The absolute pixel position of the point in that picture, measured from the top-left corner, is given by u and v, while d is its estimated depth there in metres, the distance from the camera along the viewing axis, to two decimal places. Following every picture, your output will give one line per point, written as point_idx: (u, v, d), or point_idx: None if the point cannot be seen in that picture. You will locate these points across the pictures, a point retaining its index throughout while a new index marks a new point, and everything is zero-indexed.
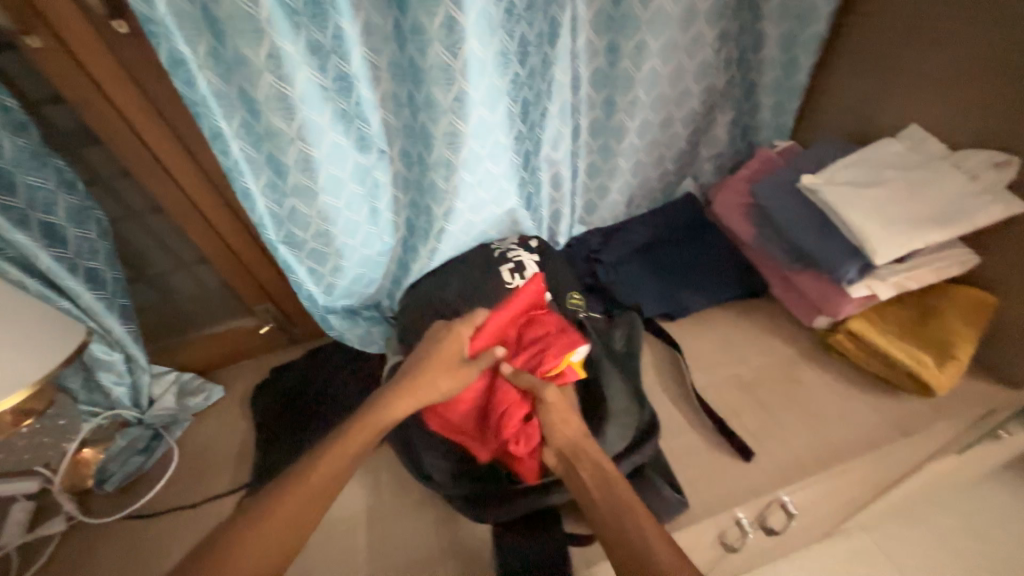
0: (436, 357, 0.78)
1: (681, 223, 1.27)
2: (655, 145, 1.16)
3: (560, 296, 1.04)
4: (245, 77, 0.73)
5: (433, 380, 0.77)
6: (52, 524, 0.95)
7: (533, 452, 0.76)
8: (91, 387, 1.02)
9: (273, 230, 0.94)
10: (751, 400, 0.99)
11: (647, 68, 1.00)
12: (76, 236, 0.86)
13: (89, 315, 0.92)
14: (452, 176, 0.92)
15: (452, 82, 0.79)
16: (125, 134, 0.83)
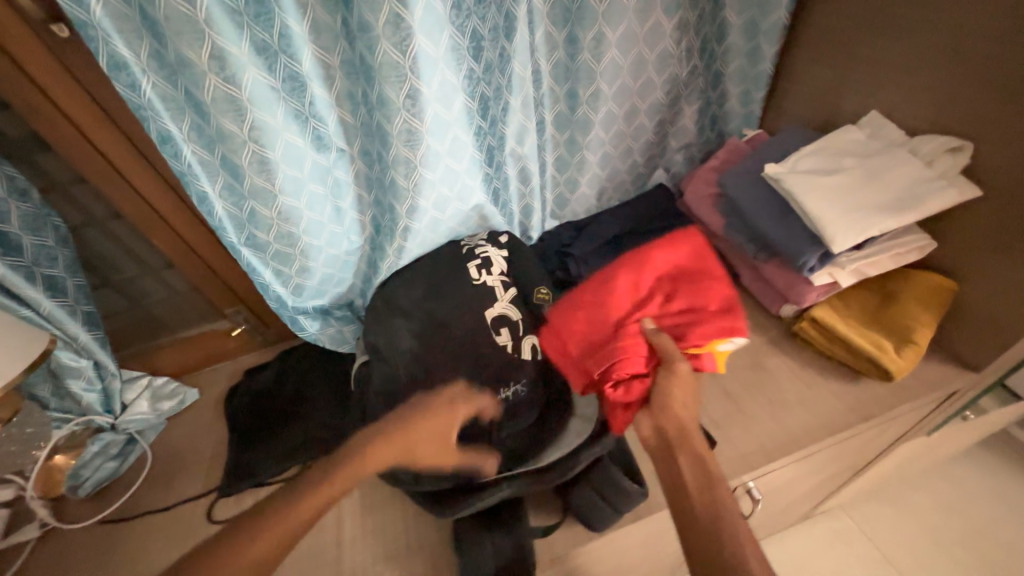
0: (426, 400, 0.73)
1: (653, 214, 1.27)
2: (622, 137, 1.16)
3: (528, 289, 1.01)
4: (190, 79, 0.72)
5: (409, 438, 0.69)
6: (26, 532, 0.95)
7: (629, 407, 0.75)
8: (62, 394, 1.01)
9: (235, 233, 0.93)
10: (718, 390, 1.00)
11: (607, 60, 0.99)
12: (33, 244, 0.85)
13: (52, 323, 0.91)
14: (412, 173, 0.92)
15: (402, 79, 0.78)
16: (76, 140, 0.82)
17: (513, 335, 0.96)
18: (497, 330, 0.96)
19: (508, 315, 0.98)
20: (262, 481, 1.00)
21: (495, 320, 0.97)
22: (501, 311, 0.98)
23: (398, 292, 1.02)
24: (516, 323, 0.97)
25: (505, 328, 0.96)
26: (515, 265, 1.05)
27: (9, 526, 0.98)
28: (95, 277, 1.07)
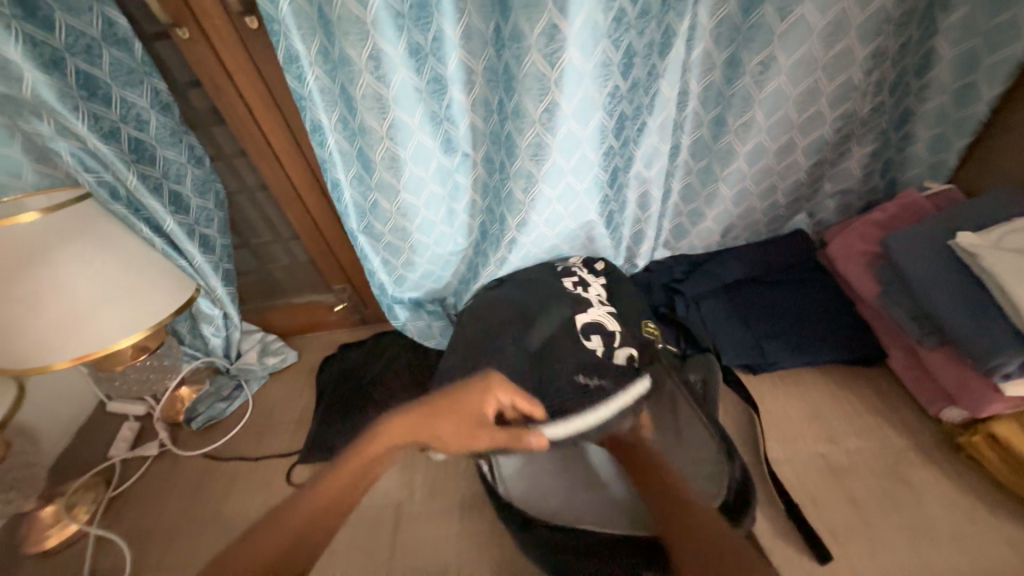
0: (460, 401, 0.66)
1: (784, 264, 1.12)
2: (768, 174, 1.01)
3: (634, 323, 0.93)
4: (346, 76, 0.76)
5: (433, 422, 0.63)
6: (148, 448, 1.10)
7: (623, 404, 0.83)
8: (196, 334, 1.16)
9: (356, 221, 0.98)
10: (839, 491, 0.84)
11: (771, 88, 0.87)
12: (197, 205, 0.97)
13: (199, 274, 1.03)
14: (531, 188, 0.88)
15: (544, 92, 0.75)
16: (245, 118, 0.91)
17: (607, 344, 0.88)
18: (584, 342, 0.88)
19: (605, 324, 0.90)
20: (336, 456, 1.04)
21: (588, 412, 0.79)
22: (596, 318, 0.91)
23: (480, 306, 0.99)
24: (611, 332, 0.89)
25: (597, 336, 0.89)
26: (614, 293, 0.99)
27: (138, 437, 1.15)
28: (237, 238, 1.20)
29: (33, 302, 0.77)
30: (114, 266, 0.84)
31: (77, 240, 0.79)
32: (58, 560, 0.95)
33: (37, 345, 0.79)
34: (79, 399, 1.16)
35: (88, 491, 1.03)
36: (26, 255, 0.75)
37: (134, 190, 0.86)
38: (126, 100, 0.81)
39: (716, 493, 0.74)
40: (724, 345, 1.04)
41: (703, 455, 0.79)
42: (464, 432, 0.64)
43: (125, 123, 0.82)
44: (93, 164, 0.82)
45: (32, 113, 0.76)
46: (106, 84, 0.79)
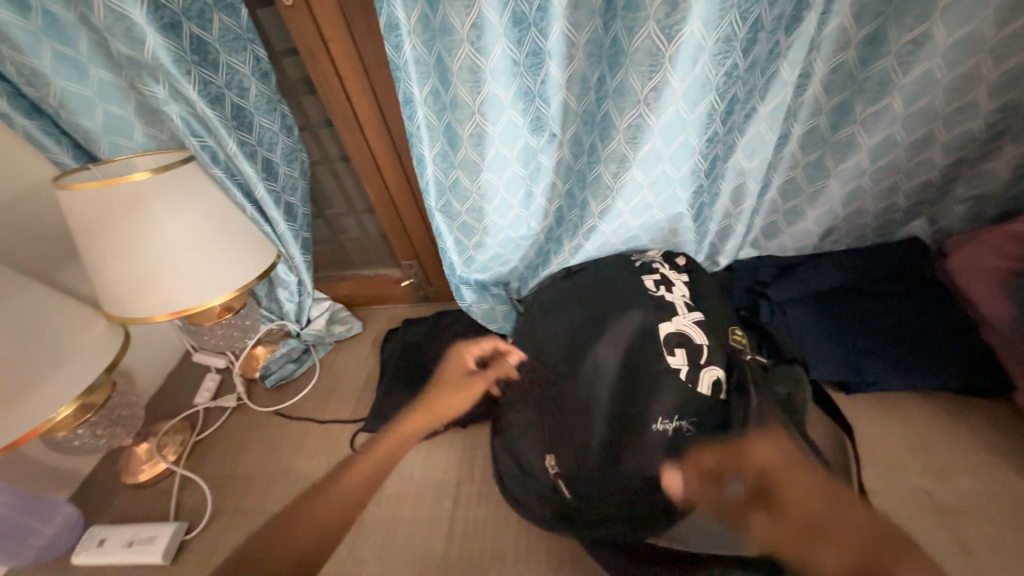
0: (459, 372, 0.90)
1: (895, 274, 0.99)
2: (891, 171, 0.90)
3: (723, 329, 0.88)
4: (447, 46, 0.74)
5: (437, 400, 0.85)
6: (227, 400, 1.17)
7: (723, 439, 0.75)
8: (272, 297, 1.22)
9: (435, 198, 0.95)
10: (947, 533, 0.75)
11: (918, 72, 0.76)
12: (284, 173, 1.00)
13: (281, 240, 1.07)
14: (622, 173, 0.84)
15: (657, 69, 0.69)
16: (336, 89, 0.91)
17: (692, 360, 0.81)
18: (668, 355, 0.82)
19: (690, 335, 0.84)
20: (397, 429, 1.03)
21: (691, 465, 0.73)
22: (681, 327, 0.85)
23: (553, 301, 0.95)
24: (698, 346, 0.83)
25: (682, 349, 0.82)
26: (696, 293, 0.92)
27: (217, 389, 1.23)
28: (315, 208, 1.23)
29: (137, 249, 0.82)
30: (207, 224, 0.88)
31: (179, 197, 0.84)
32: (149, 493, 1.04)
33: (137, 291, 0.84)
34: (168, 348, 1.26)
35: (176, 434, 1.12)
36: (133, 208, 0.80)
37: (233, 155, 0.89)
38: (231, 66, 0.84)
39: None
40: (815, 358, 0.94)
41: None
42: (462, 388, 0.87)
43: (229, 90, 0.85)
44: (198, 128, 0.86)
45: (150, 75, 0.78)
46: (215, 49, 0.81)
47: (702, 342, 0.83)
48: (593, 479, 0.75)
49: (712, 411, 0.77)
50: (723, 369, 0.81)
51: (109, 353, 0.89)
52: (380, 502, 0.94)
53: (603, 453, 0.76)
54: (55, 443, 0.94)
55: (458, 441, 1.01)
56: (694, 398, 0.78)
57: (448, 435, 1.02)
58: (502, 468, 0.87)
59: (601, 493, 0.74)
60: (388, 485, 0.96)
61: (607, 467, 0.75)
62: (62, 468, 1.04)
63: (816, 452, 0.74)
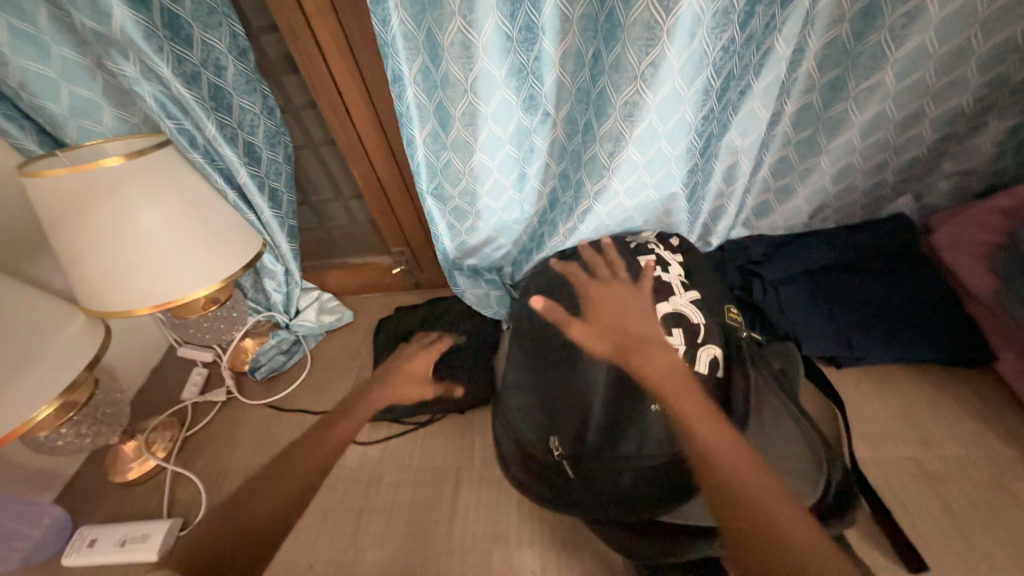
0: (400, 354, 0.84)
1: (887, 249, 1.00)
2: (881, 148, 0.91)
3: (718, 309, 0.89)
4: (436, 19, 0.71)
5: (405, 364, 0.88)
6: (216, 395, 1.15)
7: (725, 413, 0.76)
8: (258, 288, 1.18)
9: (426, 181, 0.93)
10: (933, 498, 0.78)
11: (911, 46, 0.76)
12: (268, 157, 0.96)
13: (266, 229, 1.03)
14: (618, 152, 0.82)
15: (654, 43, 0.68)
16: (319, 68, 0.87)
17: (689, 340, 0.81)
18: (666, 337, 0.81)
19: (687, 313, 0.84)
20: (394, 419, 1.02)
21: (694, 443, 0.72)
22: (677, 308, 0.84)
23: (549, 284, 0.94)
24: (695, 325, 0.83)
25: (679, 330, 0.82)
26: (691, 273, 0.93)
27: (205, 384, 1.20)
28: (300, 195, 1.19)
29: (113, 241, 0.78)
30: (187, 212, 0.84)
31: (156, 184, 0.80)
32: (139, 491, 1.01)
33: (115, 285, 0.81)
34: (152, 343, 1.22)
35: (164, 430, 1.09)
36: (108, 198, 0.76)
37: (212, 139, 0.85)
38: (206, 43, 0.79)
39: (814, 493, 0.68)
40: (807, 334, 0.96)
41: (793, 450, 0.73)
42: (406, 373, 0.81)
43: (205, 69, 0.81)
44: (174, 111, 0.81)
45: (119, 53, 0.74)
46: (188, 25, 0.77)
47: (698, 321, 0.84)
48: (597, 467, 0.73)
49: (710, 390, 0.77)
50: (719, 348, 0.81)
51: (91, 349, 0.85)
52: (380, 490, 0.93)
53: (605, 439, 0.75)
54: (36, 445, 0.90)
55: (456, 427, 1.01)
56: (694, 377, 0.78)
57: (446, 421, 1.02)
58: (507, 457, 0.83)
59: (607, 479, 0.73)
60: (387, 472, 0.95)
61: (610, 453, 0.73)
62: (46, 470, 1.00)
63: (812, 424, 0.75)
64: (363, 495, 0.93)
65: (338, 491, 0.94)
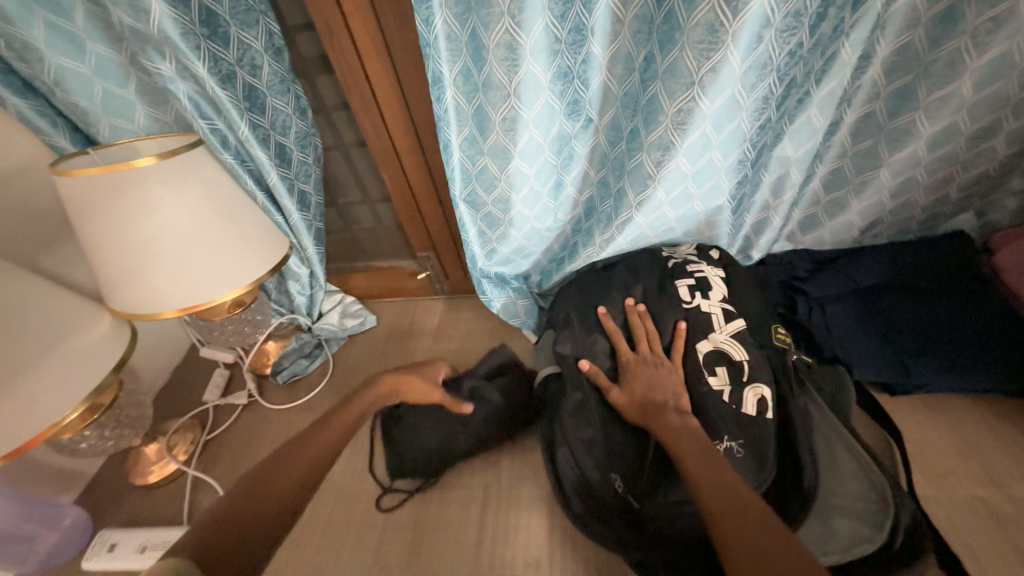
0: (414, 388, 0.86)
1: (949, 272, 0.93)
2: (947, 162, 0.85)
3: (764, 329, 0.84)
4: (483, 19, 0.67)
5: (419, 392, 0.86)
6: (237, 397, 1.13)
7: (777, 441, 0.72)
8: (282, 290, 1.16)
9: (460, 187, 0.90)
10: (1005, 543, 0.71)
11: (994, 54, 0.71)
12: (298, 159, 0.94)
13: (293, 231, 1.01)
14: (666, 161, 0.78)
15: (715, 46, 0.63)
16: (355, 68, 0.84)
17: (734, 379, 0.76)
18: (708, 375, 0.77)
19: (728, 350, 0.79)
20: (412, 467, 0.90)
21: (745, 471, 0.69)
22: (717, 345, 0.79)
23: (584, 298, 0.90)
24: (738, 364, 0.77)
25: (723, 368, 0.77)
26: (732, 291, 0.88)
27: (227, 386, 1.18)
28: (327, 197, 1.17)
29: (145, 242, 0.76)
30: (218, 213, 0.82)
31: (188, 184, 0.78)
32: (161, 495, 1.00)
33: (146, 286, 0.79)
34: (174, 341, 1.21)
35: (185, 432, 1.07)
36: (140, 200, 0.74)
37: (244, 139, 0.83)
38: (243, 42, 0.77)
39: (874, 536, 0.63)
40: (856, 357, 0.88)
41: (852, 487, 0.68)
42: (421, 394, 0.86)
43: (240, 67, 0.79)
44: (207, 110, 0.79)
45: (156, 50, 0.72)
46: (226, 22, 0.75)
47: (742, 358, 0.78)
48: (646, 505, 0.70)
49: (763, 424, 0.72)
50: (769, 388, 0.75)
51: (118, 351, 0.84)
52: (403, 505, 0.90)
53: (654, 479, 0.71)
54: (59, 445, 0.89)
55: None
56: (740, 413, 0.73)
57: None
58: (561, 481, 0.78)
59: (657, 522, 0.69)
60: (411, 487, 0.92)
61: (659, 495, 0.70)
62: (67, 469, 0.99)
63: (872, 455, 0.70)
64: (387, 511, 0.90)
65: (360, 504, 0.91)
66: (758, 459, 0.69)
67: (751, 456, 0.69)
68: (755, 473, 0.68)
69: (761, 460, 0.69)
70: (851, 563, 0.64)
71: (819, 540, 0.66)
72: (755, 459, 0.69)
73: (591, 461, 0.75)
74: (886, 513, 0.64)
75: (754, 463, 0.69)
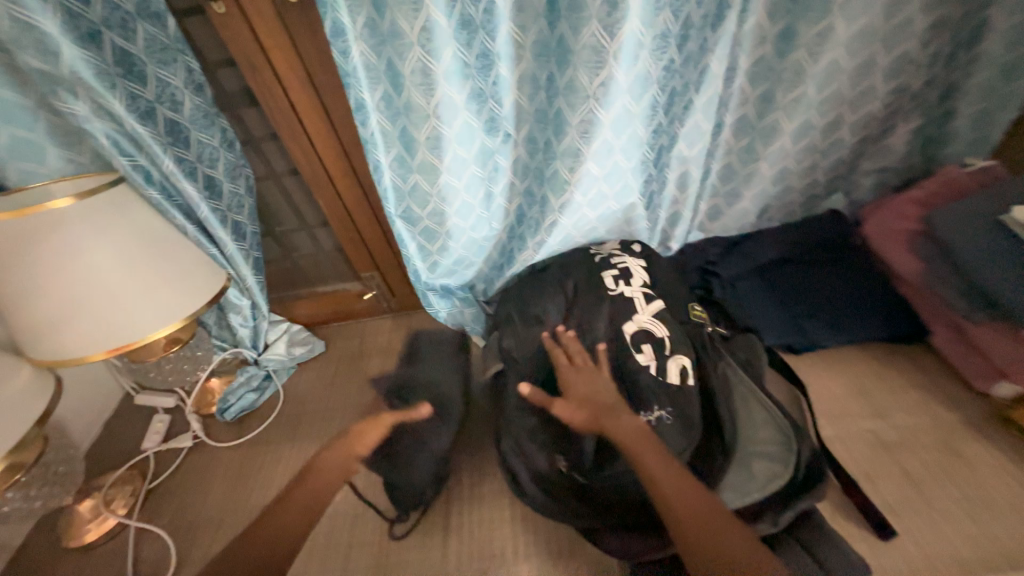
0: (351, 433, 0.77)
1: (828, 244, 1.09)
2: (810, 151, 1.01)
3: (682, 308, 0.94)
4: (396, 50, 0.74)
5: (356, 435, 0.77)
6: (181, 441, 1.08)
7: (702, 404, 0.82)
8: (223, 324, 1.14)
9: (394, 205, 0.95)
10: (893, 465, 0.84)
11: (826, 61, 0.86)
12: (229, 190, 0.94)
13: (229, 262, 1.00)
14: (578, 167, 0.87)
15: (602, 65, 0.73)
16: (279, 98, 0.87)
17: (658, 353, 0.85)
18: (636, 352, 0.85)
19: (652, 329, 0.87)
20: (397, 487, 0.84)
21: (673, 434, 0.77)
22: (642, 325, 0.88)
23: (522, 297, 0.97)
24: (660, 339, 0.86)
25: (648, 345, 0.85)
26: (654, 278, 0.97)
27: (168, 431, 1.13)
28: (263, 226, 1.17)
29: (66, 285, 0.74)
30: (147, 250, 0.82)
31: (110, 224, 0.77)
32: (99, 554, 0.93)
33: (67, 331, 0.76)
34: (104, 392, 1.14)
35: (124, 485, 1.01)
36: (60, 243, 0.73)
37: (170, 174, 0.83)
38: (161, 79, 0.79)
39: (784, 472, 0.73)
40: (765, 325, 1.01)
41: (765, 435, 0.78)
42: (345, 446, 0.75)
43: (160, 104, 0.80)
44: (128, 147, 0.80)
45: (69, 91, 0.73)
46: (142, 61, 0.76)
47: (664, 335, 0.87)
48: (593, 480, 0.76)
49: (689, 392, 0.81)
50: (688, 357, 0.85)
51: (38, 407, 0.79)
52: (365, 522, 0.90)
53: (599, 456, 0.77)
54: None
55: None
56: (668, 385, 0.81)
57: None
58: (512, 469, 0.81)
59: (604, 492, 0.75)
60: (372, 504, 0.93)
61: (605, 468, 0.76)
62: None
63: (778, 405, 0.81)
64: (350, 529, 0.90)
65: (321, 529, 0.90)
66: (685, 423, 0.77)
67: (678, 420, 0.78)
68: (683, 436, 0.76)
69: (687, 423, 0.77)
70: (769, 499, 0.72)
71: (745, 486, 0.73)
72: (683, 423, 0.77)
73: (539, 448, 0.80)
74: (792, 453, 0.74)
75: (681, 424, 0.77)
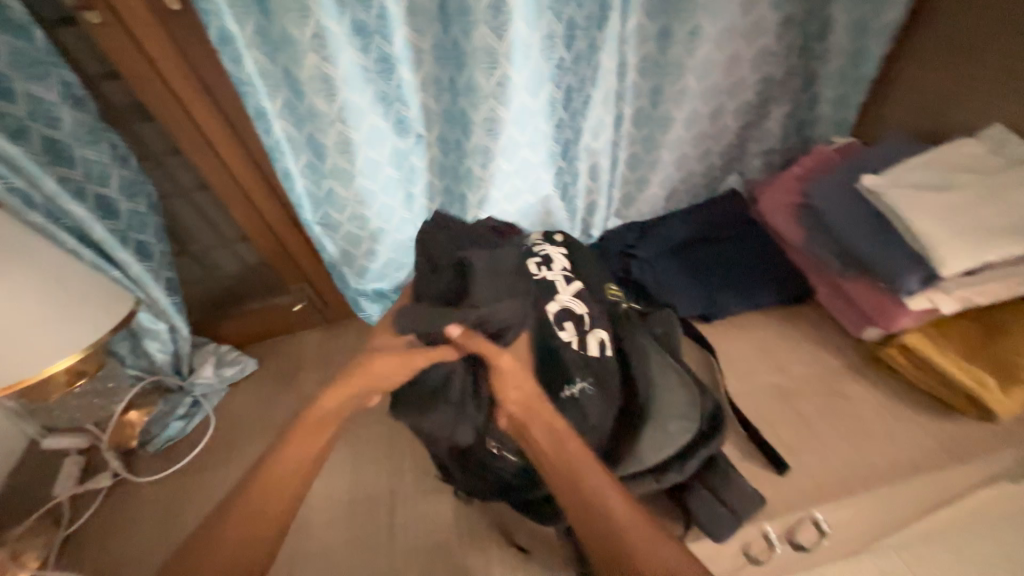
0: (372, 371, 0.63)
1: (729, 220, 1.19)
2: (702, 137, 1.11)
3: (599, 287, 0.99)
4: (290, 56, 0.74)
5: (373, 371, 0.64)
6: (99, 481, 1.01)
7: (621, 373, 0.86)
8: (138, 352, 1.07)
9: (310, 211, 0.96)
10: (791, 411, 0.95)
11: (700, 56, 0.96)
12: (128, 209, 0.90)
13: (137, 285, 0.94)
14: (489, 163, 0.91)
15: (495, 66, 0.78)
16: (176, 111, 0.84)
17: (579, 330, 0.88)
18: (559, 331, 0.86)
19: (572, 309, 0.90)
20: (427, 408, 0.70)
21: (593, 406, 0.81)
22: (563, 306, 0.90)
23: None
24: (581, 317, 0.89)
25: (570, 323, 0.88)
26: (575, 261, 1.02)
27: (85, 473, 1.05)
28: (176, 245, 1.11)
29: None
30: (35, 279, 0.74)
31: None
32: None
33: None
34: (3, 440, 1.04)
35: (35, 536, 0.93)
36: None
37: (53, 195, 0.78)
38: (32, 95, 0.74)
39: (691, 426, 0.80)
40: (679, 298, 1.11)
41: (677, 396, 0.84)
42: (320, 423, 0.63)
43: (35, 121, 0.76)
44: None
45: None
46: (7, 76, 0.72)
47: (583, 313, 0.90)
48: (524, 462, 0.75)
49: (610, 366, 0.85)
50: (605, 331, 0.89)
51: None
52: (310, 534, 0.89)
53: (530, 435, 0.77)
54: None
55: None
56: (588, 361, 0.85)
57: None
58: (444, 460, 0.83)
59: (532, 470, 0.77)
60: (316, 515, 0.91)
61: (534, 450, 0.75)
62: None
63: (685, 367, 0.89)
64: (294, 543, 0.88)
65: None
66: (603, 393, 0.83)
67: (599, 390, 0.82)
68: (604, 404, 0.82)
69: (607, 391, 0.83)
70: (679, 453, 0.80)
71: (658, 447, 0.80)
72: (602, 395, 0.82)
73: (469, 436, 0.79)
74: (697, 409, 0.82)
75: (601, 396, 0.82)
